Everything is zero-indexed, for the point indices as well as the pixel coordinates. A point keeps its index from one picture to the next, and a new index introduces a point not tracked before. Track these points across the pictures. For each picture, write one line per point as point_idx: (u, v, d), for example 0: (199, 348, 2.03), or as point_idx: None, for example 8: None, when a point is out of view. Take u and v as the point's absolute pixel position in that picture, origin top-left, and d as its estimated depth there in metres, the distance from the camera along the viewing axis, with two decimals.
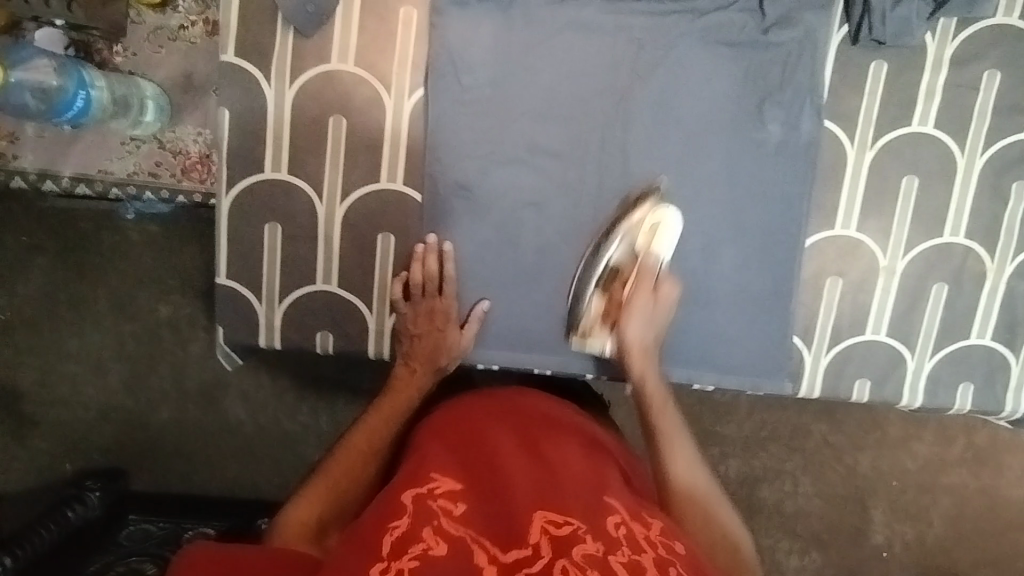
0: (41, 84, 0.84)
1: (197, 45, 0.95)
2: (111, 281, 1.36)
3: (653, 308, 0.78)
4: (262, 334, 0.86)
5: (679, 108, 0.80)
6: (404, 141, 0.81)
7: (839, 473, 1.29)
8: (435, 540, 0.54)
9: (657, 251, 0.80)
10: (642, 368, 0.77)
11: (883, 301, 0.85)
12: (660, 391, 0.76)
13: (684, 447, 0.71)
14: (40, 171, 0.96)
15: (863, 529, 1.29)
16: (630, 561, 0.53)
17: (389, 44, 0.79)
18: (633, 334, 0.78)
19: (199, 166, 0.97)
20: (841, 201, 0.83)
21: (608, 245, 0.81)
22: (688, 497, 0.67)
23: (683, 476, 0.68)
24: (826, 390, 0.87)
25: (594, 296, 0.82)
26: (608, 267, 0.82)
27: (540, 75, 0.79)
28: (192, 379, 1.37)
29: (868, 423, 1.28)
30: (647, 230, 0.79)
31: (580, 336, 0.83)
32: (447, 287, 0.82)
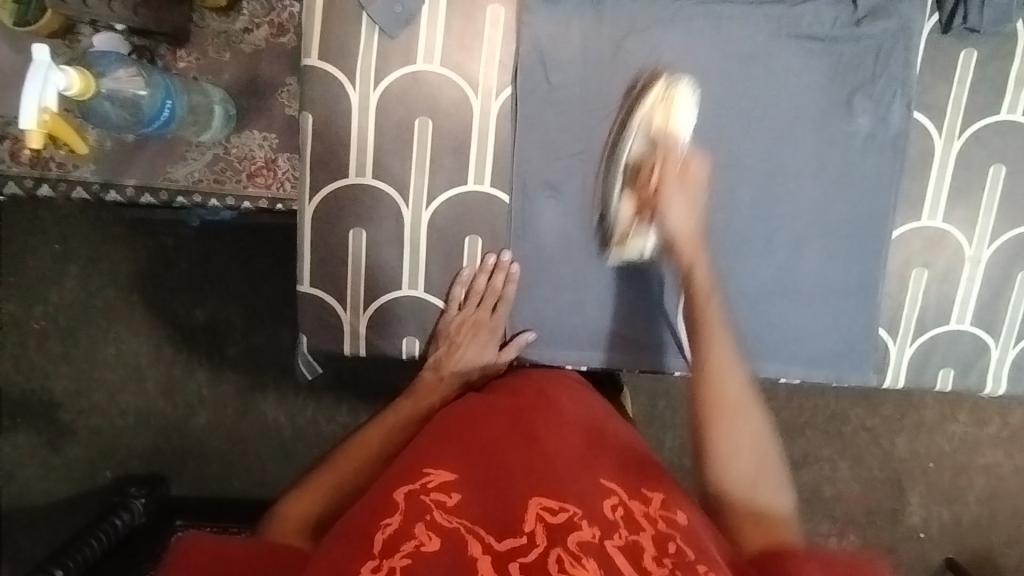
0: (129, 96, 0.82)
1: (262, 48, 0.93)
2: (150, 287, 1.33)
3: (686, 186, 0.78)
4: (346, 341, 0.85)
5: (771, 104, 0.80)
6: (492, 142, 0.80)
7: (876, 455, 1.30)
8: (427, 536, 0.58)
9: (677, 128, 0.79)
10: (690, 254, 0.77)
11: (968, 291, 0.85)
12: (706, 280, 0.77)
13: (724, 349, 0.73)
14: (104, 181, 0.94)
15: (900, 510, 1.31)
16: (626, 542, 0.58)
17: (476, 44, 0.78)
18: (676, 214, 0.78)
19: (265, 171, 0.94)
20: (928, 191, 0.83)
21: (625, 138, 0.80)
22: (723, 411, 0.70)
23: (720, 384, 0.71)
24: (910, 380, 0.88)
25: (622, 198, 0.81)
26: (629, 163, 0.81)
27: (629, 72, 0.79)
28: (232, 383, 1.35)
29: (905, 406, 1.30)
30: (660, 112, 0.78)
31: (618, 247, 0.82)
32: (501, 308, 0.83)
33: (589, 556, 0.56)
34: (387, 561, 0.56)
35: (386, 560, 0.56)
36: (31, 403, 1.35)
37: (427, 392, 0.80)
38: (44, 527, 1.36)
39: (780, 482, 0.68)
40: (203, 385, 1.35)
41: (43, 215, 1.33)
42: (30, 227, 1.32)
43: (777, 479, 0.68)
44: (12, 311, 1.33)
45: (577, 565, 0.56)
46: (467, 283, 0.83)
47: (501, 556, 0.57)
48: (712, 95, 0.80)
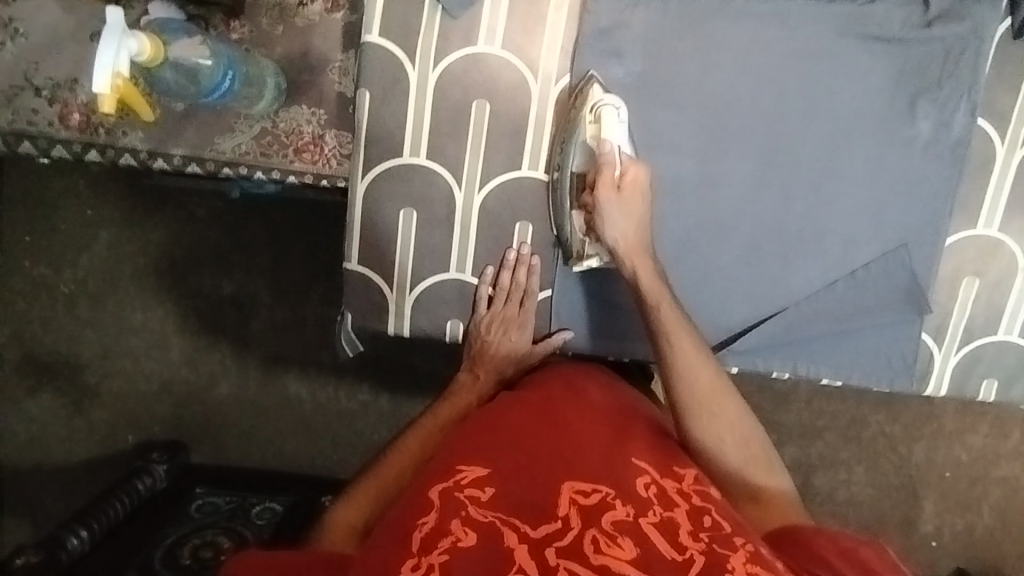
0: (192, 64, 0.86)
1: (316, 23, 0.92)
2: (180, 257, 1.33)
3: (621, 200, 0.75)
4: (389, 320, 0.85)
5: (827, 101, 0.79)
6: (548, 128, 0.79)
7: (892, 462, 1.30)
8: (464, 531, 0.59)
9: (609, 137, 0.75)
10: (659, 296, 0.75)
11: (1018, 302, 0.84)
12: (656, 284, 0.75)
13: (690, 342, 0.74)
14: (151, 150, 0.93)
15: (913, 518, 1.31)
16: (661, 519, 0.61)
17: (539, 27, 0.77)
18: (616, 235, 0.75)
19: (312, 146, 0.94)
20: (986, 200, 0.82)
21: (564, 157, 0.78)
22: (697, 407, 0.72)
23: (693, 381, 0.73)
24: (952, 389, 0.88)
25: (575, 213, 0.80)
26: (575, 178, 0.79)
27: (688, 64, 0.78)
28: (256, 355, 1.35)
29: (926, 414, 1.29)
30: (590, 118, 0.76)
31: (577, 260, 0.81)
32: (527, 301, 0.83)
33: (625, 534, 0.58)
34: (427, 558, 0.57)
35: (425, 557, 0.57)
36: (59, 366, 1.37)
37: (466, 392, 0.81)
38: (68, 488, 1.38)
39: (769, 458, 0.73)
40: (227, 356, 1.36)
41: (74, 178, 1.32)
42: (63, 190, 1.32)
43: (765, 457, 0.73)
44: (43, 274, 1.34)
45: (613, 544, 0.58)
46: (494, 279, 0.83)
47: (538, 543, 0.58)
48: (762, 88, 0.79)
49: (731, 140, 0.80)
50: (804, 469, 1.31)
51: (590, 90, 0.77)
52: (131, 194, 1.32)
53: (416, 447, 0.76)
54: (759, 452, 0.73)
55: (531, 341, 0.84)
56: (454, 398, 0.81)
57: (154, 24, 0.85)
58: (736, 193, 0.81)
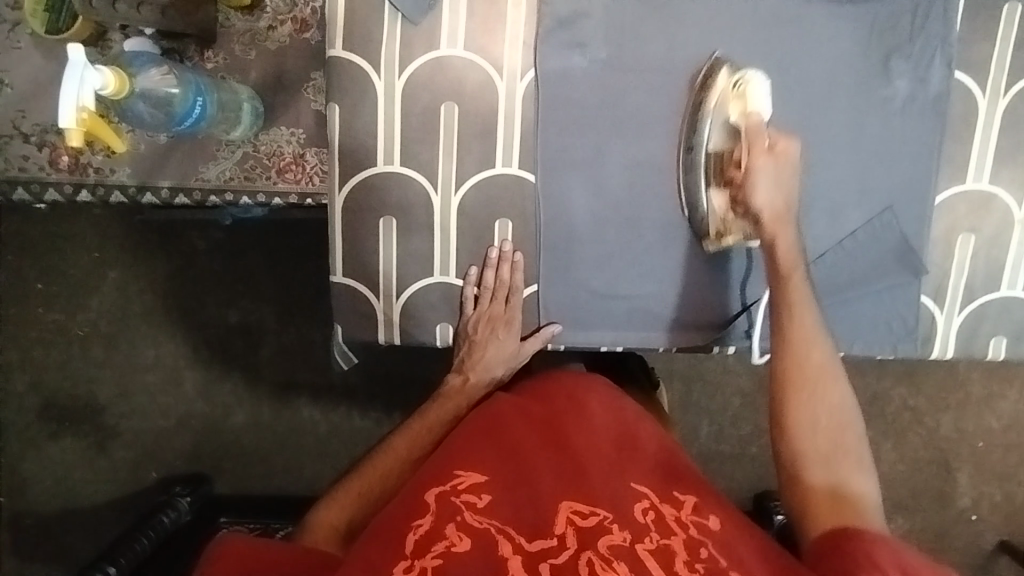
0: (159, 94, 0.85)
1: (287, 45, 0.94)
2: (186, 291, 1.35)
3: (776, 165, 0.73)
4: (380, 330, 0.85)
5: (802, 69, 0.78)
6: (517, 124, 0.80)
7: (921, 436, 1.26)
8: (458, 536, 0.59)
9: (755, 110, 0.76)
10: (789, 265, 0.73)
11: (1019, 254, 0.82)
12: (791, 254, 0.74)
13: (809, 319, 0.72)
14: (139, 184, 0.96)
15: (949, 492, 1.27)
16: (658, 546, 0.59)
17: (499, 25, 0.78)
18: (762, 198, 0.73)
19: (294, 166, 0.95)
20: (972, 153, 0.80)
21: (699, 134, 0.78)
22: (796, 382, 0.71)
23: (802, 357, 0.71)
24: (959, 349, 0.85)
25: (712, 191, 0.78)
26: (710, 155, 0.78)
27: (655, 44, 0.78)
28: (267, 380, 1.37)
29: (950, 384, 1.26)
30: (727, 93, 0.76)
31: (714, 239, 0.80)
32: (514, 298, 0.83)
33: (620, 559, 0.58)
34: (420, 562, 0.57)
35: (418, 560, 0.57)
36: (77, 408, 1.39)
37: (459, 394, 0.85)
38: (95, 529, 1.40)
39: (861, 457, 0.69)
40: (239, 384, 1.37)
41: (78, 224, 1.35)
42: (67, 237, 1.35)
43: (856, 455, 0.69)
44: (55, 320, 1.37)
45: (608, 568, 0.57)
46: (478, 279, 0.83)
47: (532, 555, 0.58)
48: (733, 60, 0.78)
49: None
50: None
51: (541, 56, 0.78)
52: (132, 234, 1.35)
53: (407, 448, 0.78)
54: (853, 444, 0.69)
55: (521, 337, 0.85)
56: (445, 399, 0.84)
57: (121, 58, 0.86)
58: None
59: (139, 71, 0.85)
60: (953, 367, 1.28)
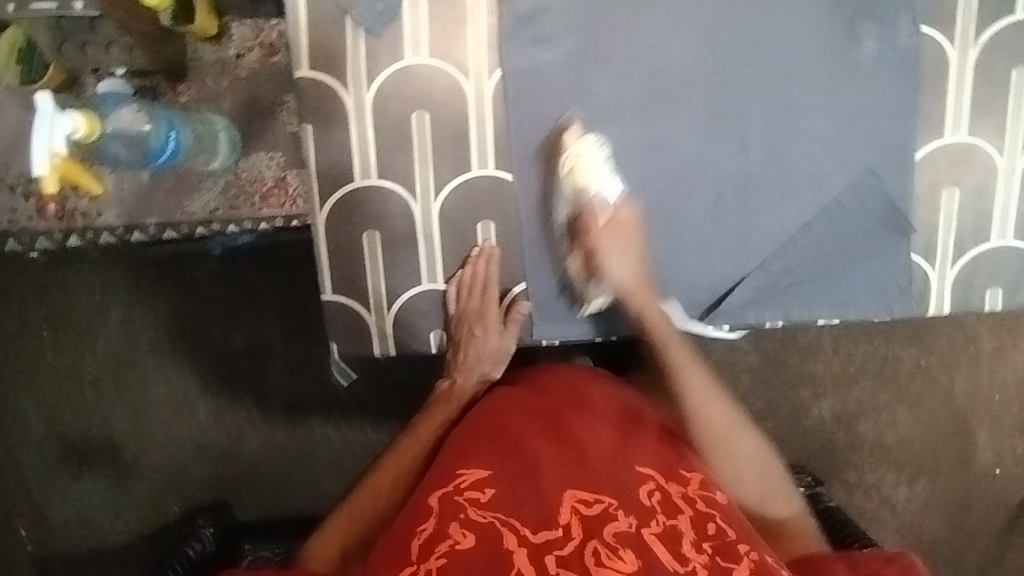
0: (133, 133, 0.90)
1: (257, 70, 0.94)
2: (189, 323, 1.37)
3: (622, 243, 0.79)
4: (375, 343, 0.86)
5: (768, 42, 0.78)
6: (490, 126, 0.80)
7: (936, 396, 1.25)
8: (461, 534, 0.61)
9: (592, 186, 0.78)
10: (663, 336, 0.79)
11: (1005, 202, 0.82)
12: (661, 322, 0.80)
13: (699, 379, 0.78)
14: (127, 224, 0.93)
15: (970, 449, 1.26)
16: (664, 529, 0.61)
17: (461, 28, 0.77)
18: (617, 271, 0.79)
19: (276, 190, 0.94)
20: (948, 106, 0.79)
21: (552, 210, 0.81)
22: (710, 445, 0.76)
23: (704, 420, 0.77)
24: (955, 304, 0.85)
25: (572, 258, 0.82)
26: (564, 226, 0.82)
27: (618, 31, 0.77)
28: (277, 401, 1.37)
29: (961, 340, 1.24)
30: (569, 171, 0.78)
31: (586, 303, 0.84)
32: (491, 290, 0.83)
33: (626, 547, 0.59)
34: (425, 564, 0.59)
35: (423, 563, 0.59)
36: (93, 449, 1.40)
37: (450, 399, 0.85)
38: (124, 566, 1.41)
39: (783, 480, 0.77)
40: (250, 409, 1.38)
41: (75, 267, 1.36)
42: (66, 281, 1.36)
43: (779, 483, 0.77)
44: (63, 364, 1.39)
45: (614, 556, 0.58)
46: (459, 277, 0.84)
47: (538, 547, 0.59)
48: (699, 40, 0.78)
49: (678, 99, 0.79)
50: (844, 419, 1.26)
51: (505, 56, 0.77)
52: (129, 273, 1.36)
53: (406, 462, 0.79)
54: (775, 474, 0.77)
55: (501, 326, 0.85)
56: (436, 407, 0.85)
57: (92, 102, 0.90)
58: (693, 151, 0.80)
59: (110, 116, 0.89)
60: (963, 322, 1.26)
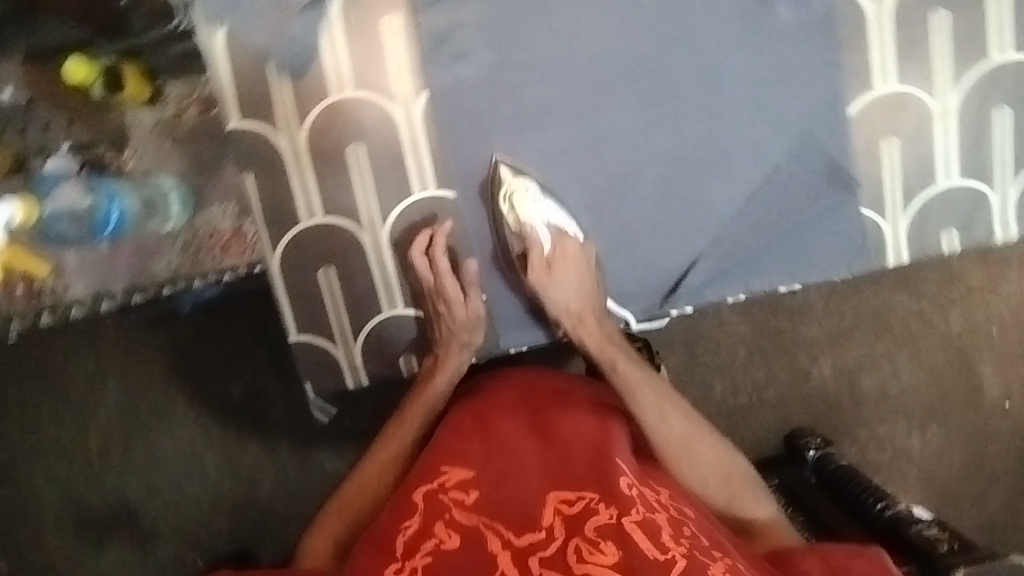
0: (74, 209, 0.81)
1: (198, 129, 0.82)
2: (187, 376, 1.29)
3: (560, 272, 0.80)
4: (347, 376, 0.88)
5: (684, 24, 0.79)
6: (425, 148, 0.81)
7: (935, 340, 1.23)
8: (446, 533, 0.61)
9: (530, 215, 0.81)
10: (610, 355, 0.79)
11: (946, 144, 0.82)
12: (608, 345, 0.80)
13: (654, 394, 0.78)
14: (92, 294, 0.84)
15: (977, 385, 1.25)
16: (643, 519, 0.61)
17: (380, 58, 0.78)
18: (560, 300, 0.81)
19: (236, 241, 0.85)
20: (873, 60, 0.79)
21: (503, 240, 0.83)
22: (674, 459, 0.75)
23: (664, 436, 0.76)
24: (913, 251, 0.85)
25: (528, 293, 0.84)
26: (516, 258, 0.83)
27: (534, 35, 0.78)
28: (286, 441, 1.30)
29: (949, 279, 1.23)
30: (508, 203, 0.81)
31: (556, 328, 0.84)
32: (439, 262, 0.82)
33: (606, 540, 0.59)
34: (410, 562, 0.60)
35: (408, 561, 0.60)
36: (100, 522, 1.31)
37: (435, 374, 0.82)
38: None
39: (753, 488, 0.76)
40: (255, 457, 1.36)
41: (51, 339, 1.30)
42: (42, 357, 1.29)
43: (749, 487, 0.76)
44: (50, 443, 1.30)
45: (595, 551, 0.59)
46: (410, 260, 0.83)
47: (520, 550, 0.59)
48: (614, 33, 0.78)
49: (604, 93, 0.80)
50: (846, 377, 1.25)
51: (428, 79, 0.79)
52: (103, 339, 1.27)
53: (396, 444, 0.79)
54: (744, 483, 0.76)
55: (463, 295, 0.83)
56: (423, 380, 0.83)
57: (26, 180, 0.80)
58: (626, 140, 0.81)
59: (49, 198, 0.80)
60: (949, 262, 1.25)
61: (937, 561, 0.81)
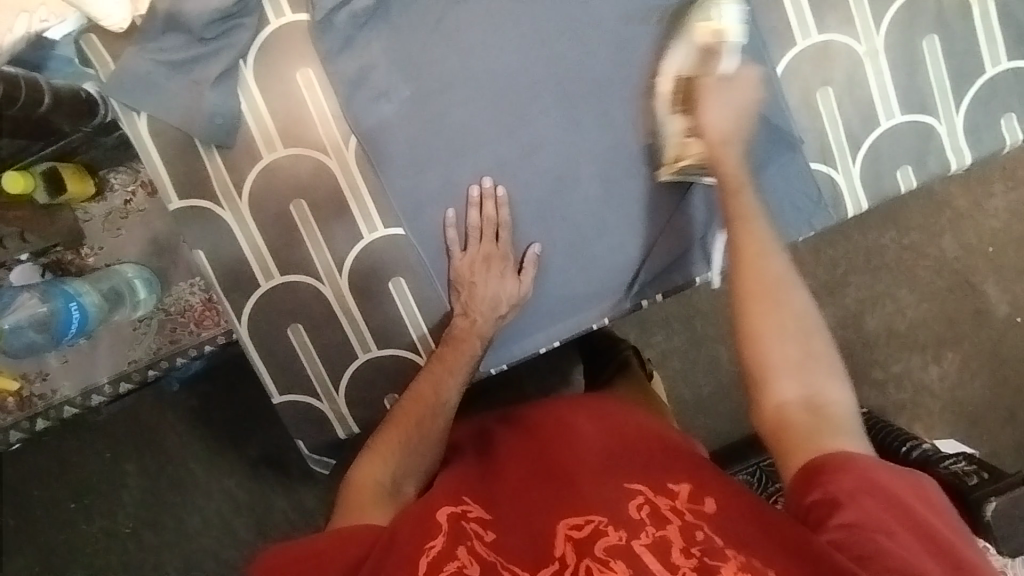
0: (36, 316, 0.89)
1: (147, 210, 0.96)
2: (213, 435, 1.21)
3: (726, 93, 0.76)
4: (336, 427, 0.87)
5: (594, 18, 0.79)
6: (365, 191, 0.81)
7: (930, 270, 1.21)
8: (469, 558, 0.53)
9: (722, 37, 0.77)
10: (732, 184, 0.73)
11: (881, 83, 0.81)
12: (734, 173, 0.73)
13: (755, 230, 0.68)
14: (82, 391, 0.98)
15: (985, 307, 1.21)
16: (653, 540, 0.51)
17: (304, 112, 0.79)
18: (709, 119, 0.76)
19: (208, 312, 0.98)
20: (789, 16, 0.79)
21: (666, 61, 0.79)
22: (758, 290, 0.64)
23: (757, 266, 0.66)
24: (871, 195, 0.84)
25: (675, 117, 0.80)
26: (677, 80, 0.79)
27: (449, 59, 0.78)
28: (311, 491, 1.20)
29: (933, 207, 1.21)
30: (698, 16, 0.77)
31: (670, 166, 0.80)
32: (503, 234, 0.81)
33: (616, 557, 0.51)
34: None
35: None
36: None
37: (465, 338, 0.78)
38: None
39: (831, 362, 0.61)
40: None
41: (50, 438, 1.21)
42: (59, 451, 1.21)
43: (830, 363, 0.61)
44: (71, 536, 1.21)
45: (606, 571, 0.50)
46: (460, 217, 0.81)
47: None
48: (528, 40, 0.79)
49: (530, 102, 0.79)
50: (850, 321, 1.21)
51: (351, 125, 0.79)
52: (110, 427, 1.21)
53: (413, 419, 0.71)
54: (821, 348, 0.61)
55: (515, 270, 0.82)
56: (431, 371, 0.76)
57: None
58: (560, 144, 0.80)
59: (9, 311, 0.89)
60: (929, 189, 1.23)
61: (969, 496, 0.80)
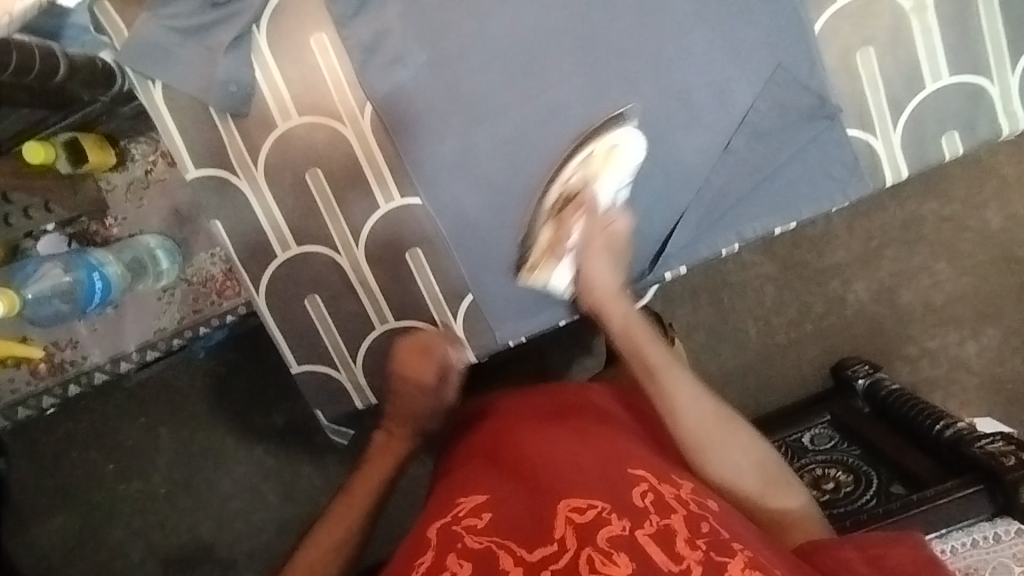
0: (59, 286, 0.91)
1: (167, 180, 0.99)
2: (240, 403, 1.24)
3: (609, 248, 0.72)
4: (354, 397, 0.88)
5: None
6: (382, 160, 0.79)
7: (971, 241, 1.15)
8: (458, 564, 0.50)
9: (610, 178, 0.76)
10: (634, 339, 0.67)
11: (928, 42, 0.76)
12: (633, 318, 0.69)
13: (684, 383, 0.64)
14: (112, 358, 1.00)
15: None
16: (658, 529, 0.50)
17: (318, 78, 0.77)
18: (593, 274, 0.71)
19: (228, 282, 0.99)
20: None
21: (567, 171, 0.77)
22: (701, 442, 0.61)
23: (687, 421, 0.62)
24: (912, 163, 0.80)
25: (542, 227, 0.78)
26: (559, 194, 0.77)
27: (464, 23, 0.75)
28: (334, 455, 1.23)
29: (977, 175, 1.15)
30: (600, 156, 0.76)
31: (529, 271, 0.80)
32: (443, 377, 0.72)
33: (619, 549, 0.48)
34: None
35: None
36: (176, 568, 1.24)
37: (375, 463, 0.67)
38: None
39: (786, 477, 0.64)
40: None
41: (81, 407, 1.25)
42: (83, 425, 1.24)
43: (786, 477, 0.64)
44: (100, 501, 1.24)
45: (609, 561, 0.47)
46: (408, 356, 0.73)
47: (534, 564, 0.48)
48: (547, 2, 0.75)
49: (549, 69, 0.76)
50: (885, 294, 1.16)
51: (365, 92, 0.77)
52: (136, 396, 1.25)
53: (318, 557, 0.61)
54: (773, 467, 0.63)
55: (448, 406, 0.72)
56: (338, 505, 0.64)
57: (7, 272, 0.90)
58: (581, 112, 0.77)
59: (32, 280, 0.90)
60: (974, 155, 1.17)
61: (1003, 478, 0.76)
